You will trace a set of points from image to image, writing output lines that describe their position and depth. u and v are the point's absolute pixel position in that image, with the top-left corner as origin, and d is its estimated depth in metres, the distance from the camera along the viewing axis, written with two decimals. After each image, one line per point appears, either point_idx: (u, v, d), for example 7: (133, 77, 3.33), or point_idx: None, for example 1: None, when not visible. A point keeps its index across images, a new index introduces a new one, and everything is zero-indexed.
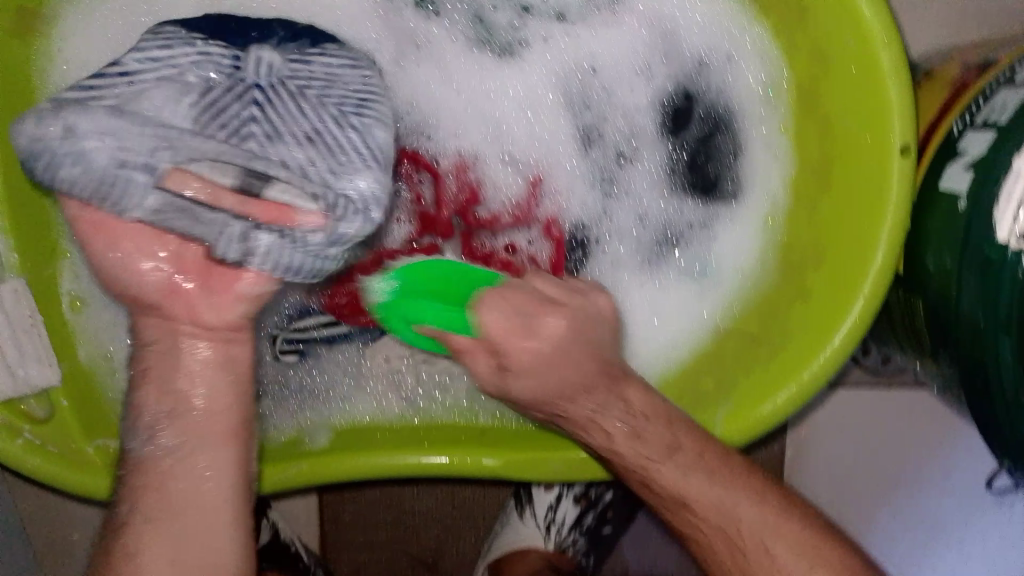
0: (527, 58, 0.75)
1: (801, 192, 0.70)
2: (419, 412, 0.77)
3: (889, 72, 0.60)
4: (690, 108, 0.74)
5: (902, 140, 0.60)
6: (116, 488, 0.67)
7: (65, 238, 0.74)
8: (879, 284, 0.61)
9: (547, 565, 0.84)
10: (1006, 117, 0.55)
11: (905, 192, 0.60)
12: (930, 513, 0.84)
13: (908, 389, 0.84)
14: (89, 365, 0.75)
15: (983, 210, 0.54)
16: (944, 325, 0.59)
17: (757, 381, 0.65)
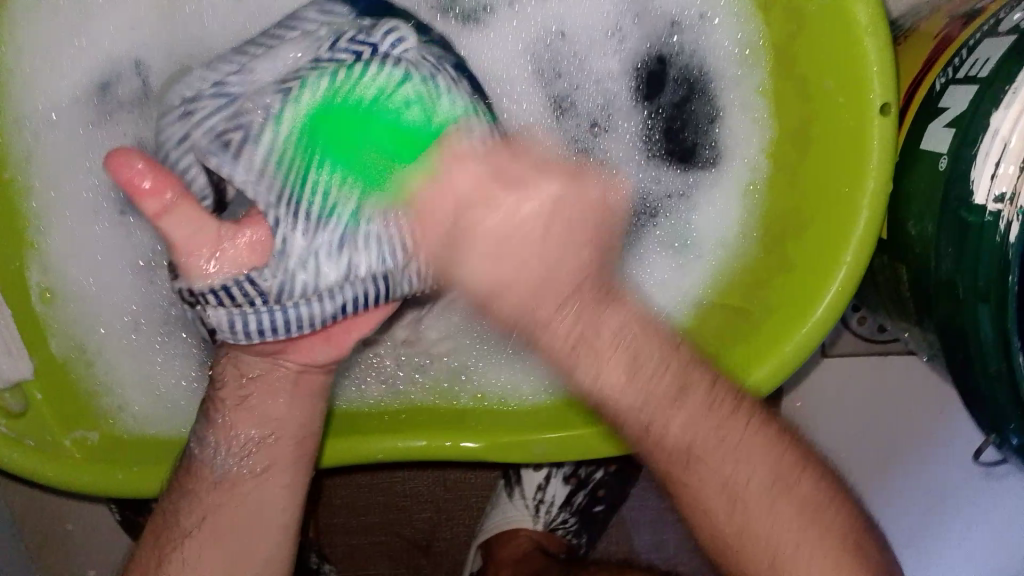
0: (494, 25, 0.73)
1: (780, 156, 0.67)
2: (398, 396, 0.76)
3: (866, 26, 0.57)
4: (664, 71, 0.71)
5: (882, 99, 0.57)
6: (93, 482, 0.65)
7: (31, 229, 0.73)
8: (862, 250, 0.59)
9: (534, 546, 0.87)
10: (988, 69, 0.52)
11: (887, 154, 0.58)
12: (933, 482, 0.83)
13: (902, 358, 0.82)
14: (64, 357, 0.73)
15: (961, 168, 0.51)
16: (926, 292, 0.57)
17: (737, 356, 0.63)
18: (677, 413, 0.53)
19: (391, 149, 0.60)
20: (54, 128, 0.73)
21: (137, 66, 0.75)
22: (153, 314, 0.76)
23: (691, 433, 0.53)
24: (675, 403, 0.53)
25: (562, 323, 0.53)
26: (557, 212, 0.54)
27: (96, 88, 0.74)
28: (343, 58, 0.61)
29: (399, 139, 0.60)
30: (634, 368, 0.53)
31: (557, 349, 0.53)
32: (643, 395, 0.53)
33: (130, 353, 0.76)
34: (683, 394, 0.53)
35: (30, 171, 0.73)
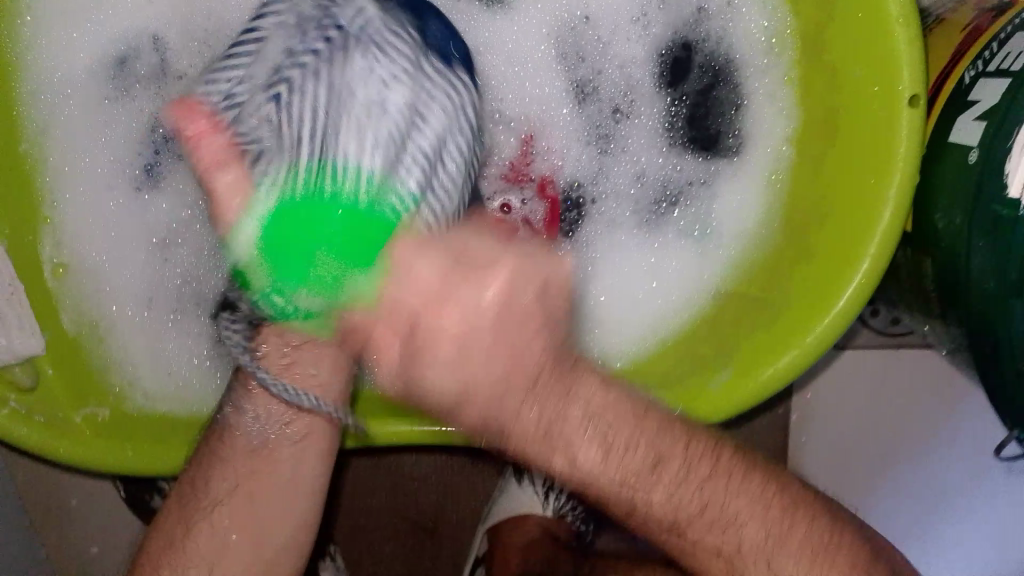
0: (516, 9, 0.72)
1: (805, 146, 0.66)
2: None
3: (897, 17, 0.56)
4: (689, 58, 0.70)
5: (911, 91, 0.57)
6: (105, 457, 0.64)
7: (44, 203, 0.72)
8: (887, 242, 0.58)
9: (544, 533, 0.86)
10: (1022, 63, 0.51)
11: (915, 146, 0.57)
12: (942, 479, 0.80)
13: (919, 350, 0.81)
14: (76, 332, 0.72)
15: (994, 162, 0.51)
16: (953, 287, 0.56)
17: (755, 348, 0.62)
18: (655, 486, 0.51)
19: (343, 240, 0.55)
20: (69, 104, 0.73)
21: (155, 42, 0.74)
22: (165, 292, 0.76)
23: (674, 503, 0.51)
24: (652, 478, 0.50)
25: (527, 413, 0.47)
26: (498, 323, 0.46)
27: (112, 65, 0.73)
28: (316, 49, 0.58)
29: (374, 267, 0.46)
30: (606, 451, 0.49)
31: (529, 441, 0.47)
32: (620, 472, 0.50)
33: (143, 332, 0.75)
34: (656, 468, 0.51)
35: (43, 145, 0.72)
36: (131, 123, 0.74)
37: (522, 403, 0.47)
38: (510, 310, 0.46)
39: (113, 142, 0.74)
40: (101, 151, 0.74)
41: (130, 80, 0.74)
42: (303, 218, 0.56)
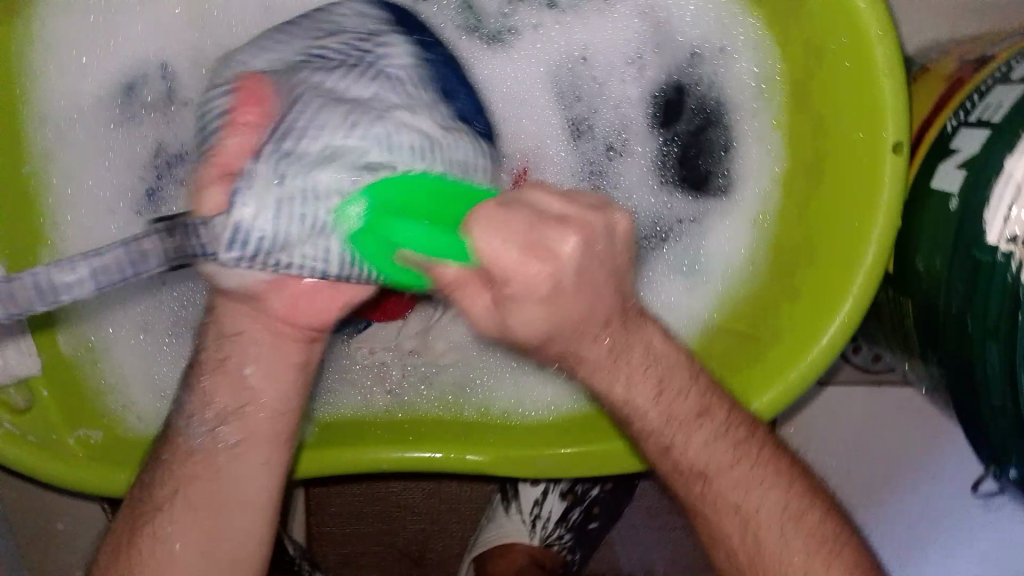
0: (517, 47, 0.74)
1: (790, 187, 0.69)
2: (404, 406, 0.76)
3: (883, 67, 0.59)
4: (682, 101, 0.73)
5: (896, 137, 0.59)
6: (100, 479, 0.65)
7: (46, 225, 0.73)
8: (869, 283, 0.60)
9: (531, 562, 0.87)
10: (1000, 115, 0.54)
11: (899, 189, 0.59)
12: (918, 511, 0.82)
13: (897, 387, 0.83)
14: (71, 354, 0.73)
15: (975, 208, 0.53)
16: (933, 326, 0.58)
17: (745, 380, 0.64)
18: (697, 430, 0.56)
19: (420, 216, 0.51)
20: (74, 128, 0.74)
21: (163, 68, 0.75)
22: (161, 315, 0.76)
23: (707, 453, 0.56)
24: (695, 424, 0.56)
25: (601, 344, 0.51)
26: (582, 274, 0.46)
27: (120, 91, 0.74)
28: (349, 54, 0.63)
29: (430, 239, 0.45)
30: (661, 391, 0.55)
31: (600, 369, 0.53)
32: (668, 415, 0.56)
33: (135, 354, 0.75)
34: (703, 418, 0.56)
35: (48, 168, 0.73)
36: (137, 149, 0.76)
37: (600, 333, 0.51)
38: (591, 258, 0.46)
39: (117, 167, 0.75)
40: (104, 176, 0.75)
41: (138, 108, 0.75)
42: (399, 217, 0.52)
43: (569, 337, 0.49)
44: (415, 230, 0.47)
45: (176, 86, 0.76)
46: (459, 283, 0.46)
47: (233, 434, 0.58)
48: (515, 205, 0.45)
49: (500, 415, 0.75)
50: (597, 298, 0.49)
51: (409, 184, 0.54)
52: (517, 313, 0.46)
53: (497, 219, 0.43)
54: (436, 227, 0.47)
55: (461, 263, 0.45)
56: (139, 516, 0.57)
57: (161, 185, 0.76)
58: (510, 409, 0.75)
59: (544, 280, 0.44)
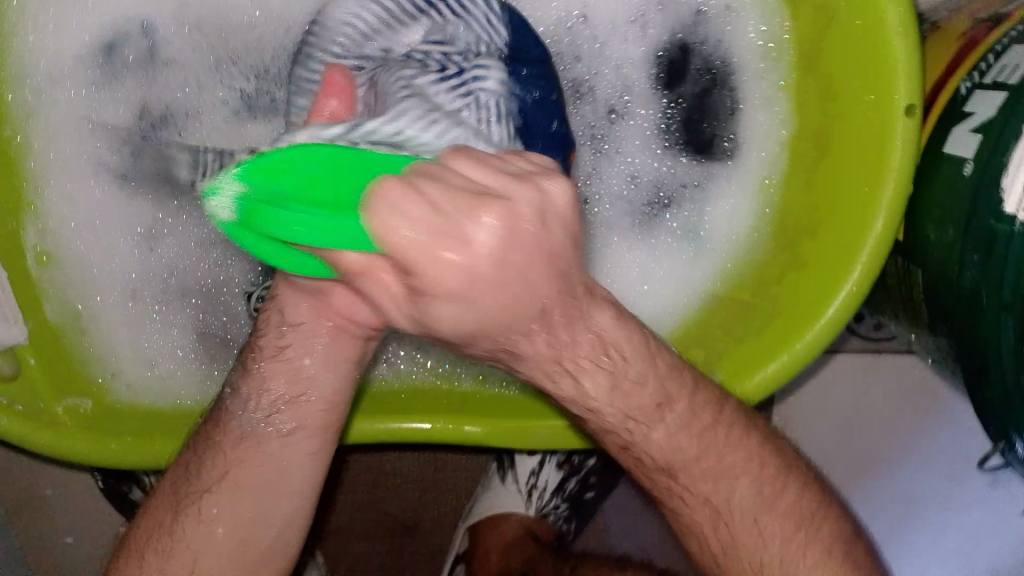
0: (516, 3, 0.72)
1: (798, 151, 0.67)
2: (398, 376, 0.74)
3: (894, 26, 0.57)
4: (686, 61, 0.71)
5: (906, 100, 0.57)
6: (88, 450, 0.63)
7: (28, 189, 0.70)
8: (878, 251, 0.58)
9: (525, 533, 0.85)
10: (1018, 75, 0.52)
11: (909, 154, 0.57)
12: (921, 484, 0.81)
13: (899, 356, 0.81)
14: (58, 322, 0.70)
15: (991, 174, 0.51)
16: (943, 296, 0.57)
17: (746, 349, 0.62)
18: (658, 423, 0.52)
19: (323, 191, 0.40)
20: (53, 89, 0.71)
21: (146, 28, 0.73)
22: (152, 283, 0.74)
23: (675, 446, 0.53)
24: (656, 417, 0.52)
25: (536, 339, 0.45)
26: (506, 260, 0.40)
27: (101, 51, 0.72)
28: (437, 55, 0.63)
29: (322, 222, 0.39)
30: (615, 385, 0.49)
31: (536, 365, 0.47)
32: (624, 410, 0.51)
33: (125, 323, 0.73)
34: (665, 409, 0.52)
35: (30, 130, 0.70)
36: (120, 111, 0.73)
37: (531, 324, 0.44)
38: (525, 235, 0.41)
39: (100, 129, 0.73)
40: (86, 139, 0.73)
41: (119, 69, 0.73)
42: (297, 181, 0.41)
43: (505, 322, 0.43)
44: (306, 209, 0.40)
45: (158, 46, 0.73)
46: (365, 270, 0.41)
47: (286, 422, 0.55)
48: (418, 182, 0.39)
49: None
50: (533, 274, 0.42)
51: (310, 154, 0.42)
52: (438, 310, 0.41)
53: (403, 196, 0.39)
54: (338, 207, 0.40)
55: (362, 250, 0.40)
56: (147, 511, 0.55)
57: (144, 149, 0.74)
58: (502, 386, 0.71)
59: (455, 273, 0.39)
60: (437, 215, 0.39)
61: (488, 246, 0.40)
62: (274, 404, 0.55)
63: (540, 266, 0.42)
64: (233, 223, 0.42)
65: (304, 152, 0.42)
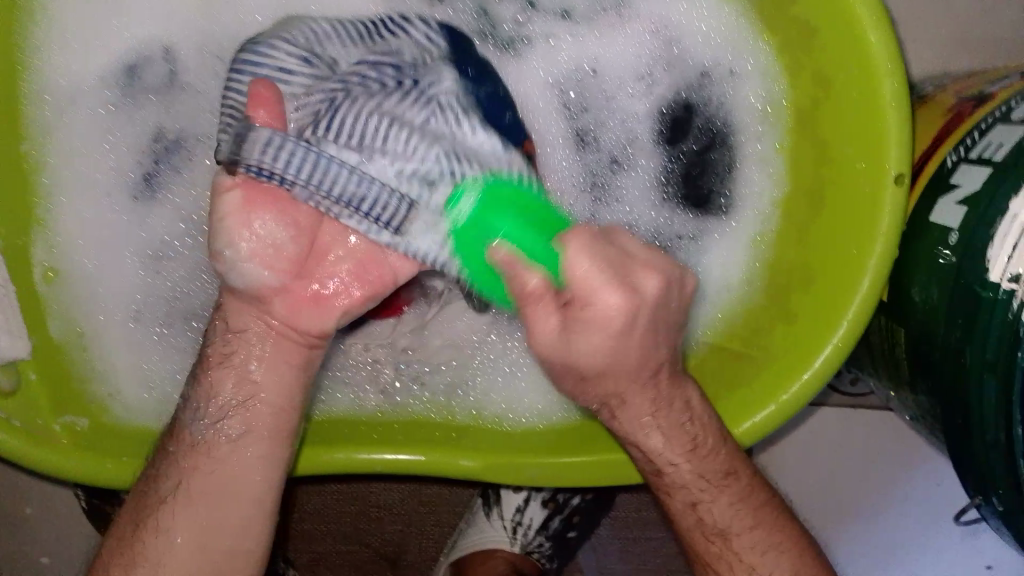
0: (529, 57, 0.75)
1: (791, 211, 0.70)
2: (395, 407, 0.75)
3: (889, 101, 0.60)
4: (688, 119, 0.74)
5: (897, 169, 0.60)
6: (85, 470, 0.64)
7: (39, 205, 0.72)
8: (865, 308, 0.61)
9: (509, 568, 0.87)
10: (1003, 153, 0.55)
11: (897, 219, 0.60)
12: (891, 535, 0.85)
13: (877, 412, 0.84)
14: (60, 340, 0.72)
15: (977, 245, 0.54)
16: (928, 357, 0.59)
17: (738, 398, 0.65)
18: (723, 492, 0.60)
19: (533, 222, 0.54)
20: (74, 109, 0.73)
21: (169, 55, 0.74)
22: (154, 304, 0.75)
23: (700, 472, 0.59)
24: (724, 483, 0.60)
25: (645, 394, 0.56)
26: (636, 325, 0.51)
27: (123, 75, 0.74)
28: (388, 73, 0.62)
29: (541, 232, 0.52)
30: (693, 447, 0.58)
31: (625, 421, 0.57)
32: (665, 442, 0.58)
33: (125, 343, 0.74)
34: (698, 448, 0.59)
35: (47, 147, 0.72)
36: (135, 135, 0.74)
37: (648, 378, 0.55)
38: (660, 305, 0.53)
39: (116, 151, 0.74)
40: (103, 160, 0.74)
41: (139, 93, 0.74)
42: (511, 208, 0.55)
43: (631, 372, 0.54)
44: (519, 232, 0.52)
45: (180, 71, 0.75)
46: (529, 298, 0.51)
47: (234, 427, 0.58)
48: (603, 240, 0.51)
49: (492, 420, 0.74)
50: (650, 341, 0.53)
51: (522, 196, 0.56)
52: (579, 344, 0.51)
53: (585, 242, 0.50)
54: (543, 228, 0.52)
55: (547, 272, 0.50)
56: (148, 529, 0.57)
57: (159, 173, 0.75)
58: (500, 417, 0.74)
59: (618, 312, 0.50)
60: (597, 274, 0.50)
61: (620, 309, 0.50)
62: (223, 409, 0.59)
63: (665, 336, 0.55)
64: (456, 230, 0.57)
65: (517, 192, 0.57)
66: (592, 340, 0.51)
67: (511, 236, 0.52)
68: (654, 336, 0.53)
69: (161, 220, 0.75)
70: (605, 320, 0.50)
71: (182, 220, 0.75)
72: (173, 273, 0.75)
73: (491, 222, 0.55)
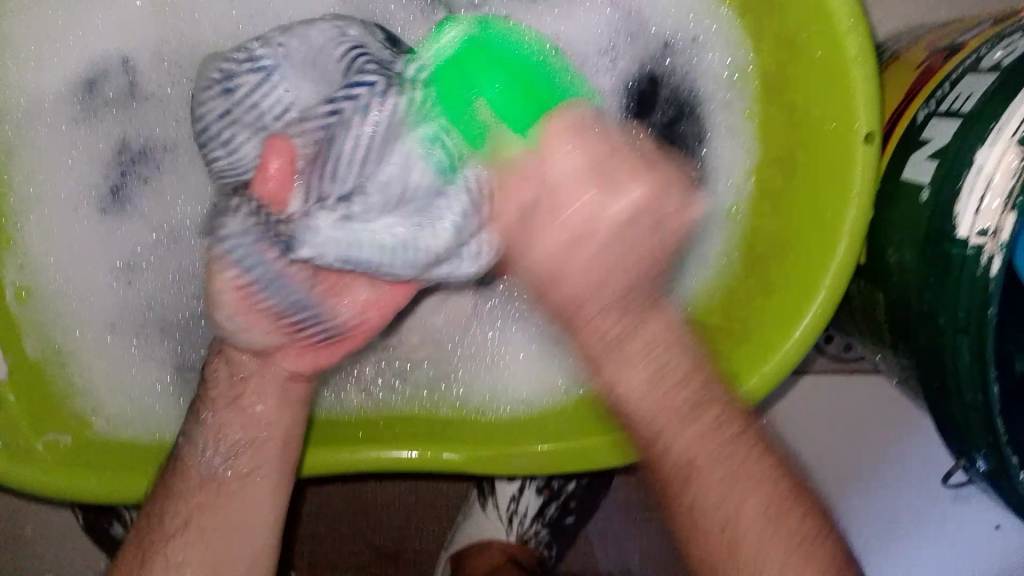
0: None
1: (763, 179, 0.69)
2: (378, 404, 0.74)
3: (855, 57, 0.58)
4: (655, 92, 0.72)
5: (868, 128, 0.59)
6: (69, 485, 0.63)
7: (8, 225, 0.71)
8: (842, 274, 0.60)
9: (507, 559, 0.85)
10: (969, 105, 0.54)
11: (869, 179, 0.59)
12: (891, 502, 0.83)
13: (867, 377, 0.82)
14: (38, 359, 0.71)
15: (946, 200, 0.53)
16: (904, 320, 0.58)
17: (721, 371, 0.63)
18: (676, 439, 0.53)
19: (510, 91, 0.57)
20: (36, 129, 0.72)
21: (127, 64, 0.74)
22: (129, 316, 0.75)
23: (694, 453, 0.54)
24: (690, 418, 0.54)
25: (603, 320, 0.52)
26: (627, 236, 0.51)
27: (82, 88, 0.73)
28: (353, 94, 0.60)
29: (525, 96, 0.57)
30: (655, 376, 0.53)
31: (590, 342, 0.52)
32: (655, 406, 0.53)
33: (105, 357, 0.74)
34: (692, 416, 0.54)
35: (11, 166, 0.71)
36: (100, 146, 0.74)
37: (602, 308, 0.52)
38: (648, 214, 0.52)
39: (82, 164, 0.74)
40: (69, 174, 0.73)
41: (102, 104, 0.74)
42: (490, 65, 0.60)
43: (576, 297, 0.52)
44: (498, 90, 0.57)
45: (140, 79, 0.74)
46: (567, 183, 0.51)
47: (236, 460, 0.61)
48: (601, 134, 0.53)
49: (474, 411, 0.73)
50: (624, 255, 0.51)
51: (505, 67, 0.59)
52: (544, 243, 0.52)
53: (574, 133, 0.53)
54: (530, 96, 0.57)
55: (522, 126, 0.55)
56: (150, 548, 0.59)
57: (126, 184, 0.74)
58: (482, 409, 0.73)
59: (588, 219, 0.51)
60: (591, 163, 0.51)
61: (596, 203, 0.51)
62: (234, 445, 0.61)
63: (636, 263, 0.51)
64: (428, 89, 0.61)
65: (497, 55, 0.62)
66: (569, 282, 0.51)
67: (492, 96, 0.57)
68: (613, 283, 0.52)
69: (130, 229, 0.75)
70: (591, 219, 0.51)
71: (155, 230, 0.75)
72: (148, 283, 0.75)
73: (461, 78, 0.60)
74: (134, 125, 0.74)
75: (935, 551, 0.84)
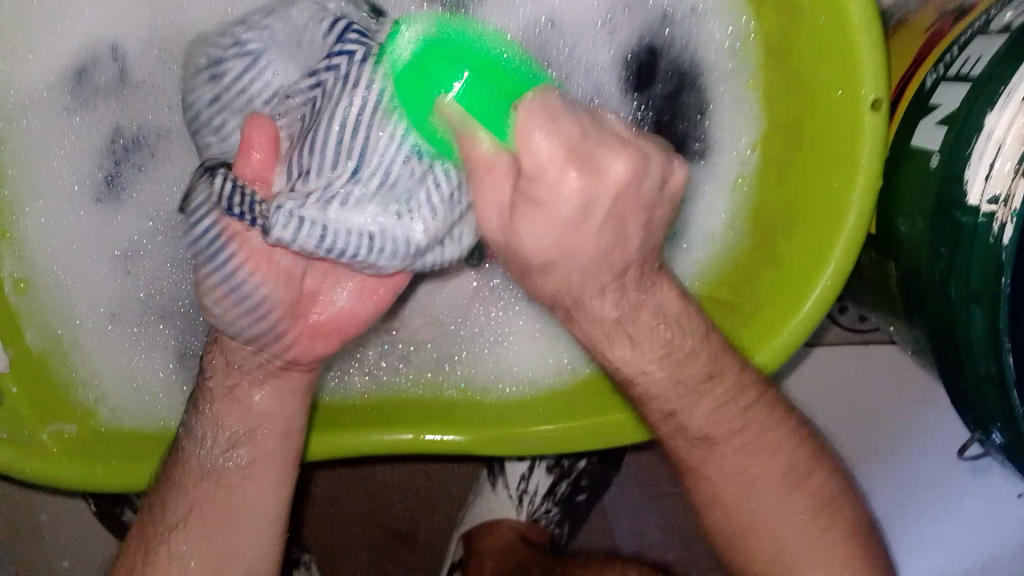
0: (481, 16, 0.71)
1: (769, 151, 0.67)
2: (383, 387, 0.73)
3: (859, 24, 0.57)
4: (655, 64, 0.71)
5: (874, 94, 0.57)
6: (75, 475, 0.63)
7: (5, 218, 0.71)
8: (852, 245, 0.58)
9: (518, 537, 0.86)
10: (980, 68, 0.52)
11: (877, 149, 0.57)
12: (909, 474, 0.82)
13: (882, 346, 0.82)
14: (41, 349, 0.70)
15: (956, 167, 0.51)
16: (917, 290, 0.57)
17: (730, 348, 0.62)
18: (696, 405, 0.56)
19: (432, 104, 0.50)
20: (28, 117, 0.72)
21: (115, 51, 0.72)
22: (129, 305, 0.74)
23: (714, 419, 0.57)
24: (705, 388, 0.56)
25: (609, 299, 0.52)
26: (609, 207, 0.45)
27: (70, 76, 0.72)
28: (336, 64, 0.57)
29: None
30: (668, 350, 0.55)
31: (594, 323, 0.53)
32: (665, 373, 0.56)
33: (106, 346, 0.73)
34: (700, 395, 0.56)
35: (8, 159, 0.71)
36: (92, 136, 0.73)
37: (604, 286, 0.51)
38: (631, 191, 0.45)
39: (75, 154, 0.73)
40: (62, 164, 0.72)
41: (91, 93, 0.72)
42: None
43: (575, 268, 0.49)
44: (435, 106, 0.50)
45: (129, 65, 0.73)
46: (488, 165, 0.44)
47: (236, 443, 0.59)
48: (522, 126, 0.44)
49: (480, 393, 0.72)
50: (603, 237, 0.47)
51: (414, 73, 0.51)
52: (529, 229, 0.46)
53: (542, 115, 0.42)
54: (436, 99, 0.49)
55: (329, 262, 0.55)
56: (154, 537, 0.59)
57: (121, 174, 0.73)
58: (488, 390, 0.72)
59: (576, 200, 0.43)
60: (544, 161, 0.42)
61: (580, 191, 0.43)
62: (236, 435, 0.59)
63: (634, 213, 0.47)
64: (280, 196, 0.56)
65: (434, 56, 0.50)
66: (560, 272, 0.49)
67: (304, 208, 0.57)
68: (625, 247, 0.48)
69: (125, 219, 0.74)
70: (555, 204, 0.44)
71: (150, 219, 0.74)
72: (145, 273, 0.74)
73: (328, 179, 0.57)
74: (123, 113, 0.73)
75: (953, 521, 0.82)
